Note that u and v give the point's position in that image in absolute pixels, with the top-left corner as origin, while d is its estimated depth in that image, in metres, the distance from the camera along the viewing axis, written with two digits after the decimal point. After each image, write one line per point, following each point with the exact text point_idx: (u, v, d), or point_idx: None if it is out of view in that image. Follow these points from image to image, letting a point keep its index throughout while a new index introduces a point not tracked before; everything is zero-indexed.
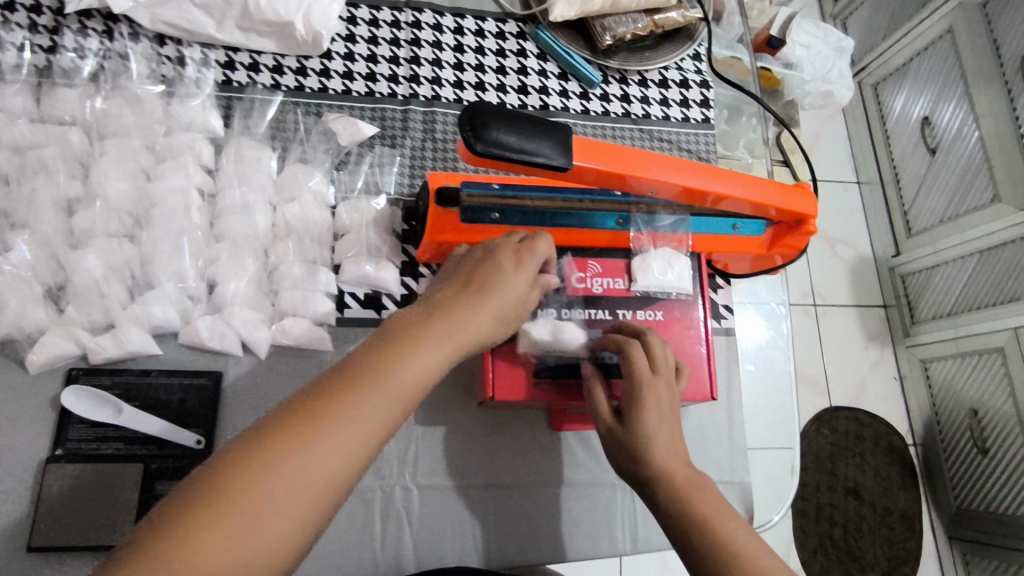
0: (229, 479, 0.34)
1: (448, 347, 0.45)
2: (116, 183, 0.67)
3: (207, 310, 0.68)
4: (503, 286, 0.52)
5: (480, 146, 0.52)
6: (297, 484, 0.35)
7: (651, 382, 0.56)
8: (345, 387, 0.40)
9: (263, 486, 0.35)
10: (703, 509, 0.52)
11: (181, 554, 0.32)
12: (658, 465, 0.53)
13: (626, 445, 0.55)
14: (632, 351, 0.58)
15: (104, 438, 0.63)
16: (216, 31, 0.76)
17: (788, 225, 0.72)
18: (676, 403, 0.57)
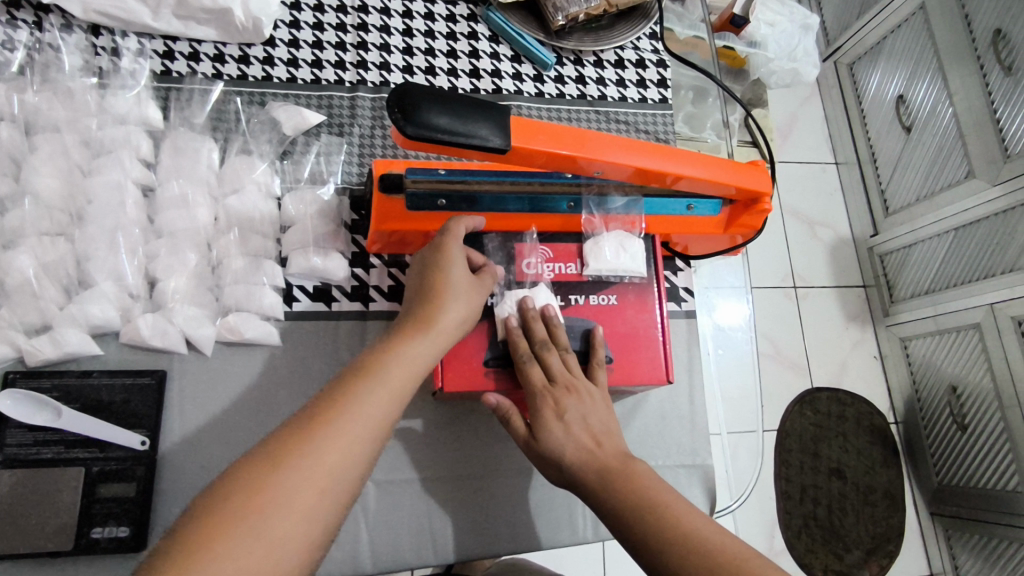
0: (261, 469, 0.41)
1: (429, 348, 0.52)
2: (47, 179, 0.65)
3: (148, 308, 0.66)
4: (443, 273, 0.57)
5: (410, 129, 0.50)
6: (316, 469, 0.41)
7: (546, 395, 0.59)
8: (333, 396, 0.46)
9: (288, 471, 0.41)
10: (648, 495, 0.51)
11: (223, 529, 0.37)
12: (573, 466, 0.55)
13: (546, 460, 0.58)
14: (526, 368, 0.60)
15: (44, 442, 0.60)
16: (151, 20, 0.74)
17: (743, 204, 0.71)
18: (586, 402, 0.59)
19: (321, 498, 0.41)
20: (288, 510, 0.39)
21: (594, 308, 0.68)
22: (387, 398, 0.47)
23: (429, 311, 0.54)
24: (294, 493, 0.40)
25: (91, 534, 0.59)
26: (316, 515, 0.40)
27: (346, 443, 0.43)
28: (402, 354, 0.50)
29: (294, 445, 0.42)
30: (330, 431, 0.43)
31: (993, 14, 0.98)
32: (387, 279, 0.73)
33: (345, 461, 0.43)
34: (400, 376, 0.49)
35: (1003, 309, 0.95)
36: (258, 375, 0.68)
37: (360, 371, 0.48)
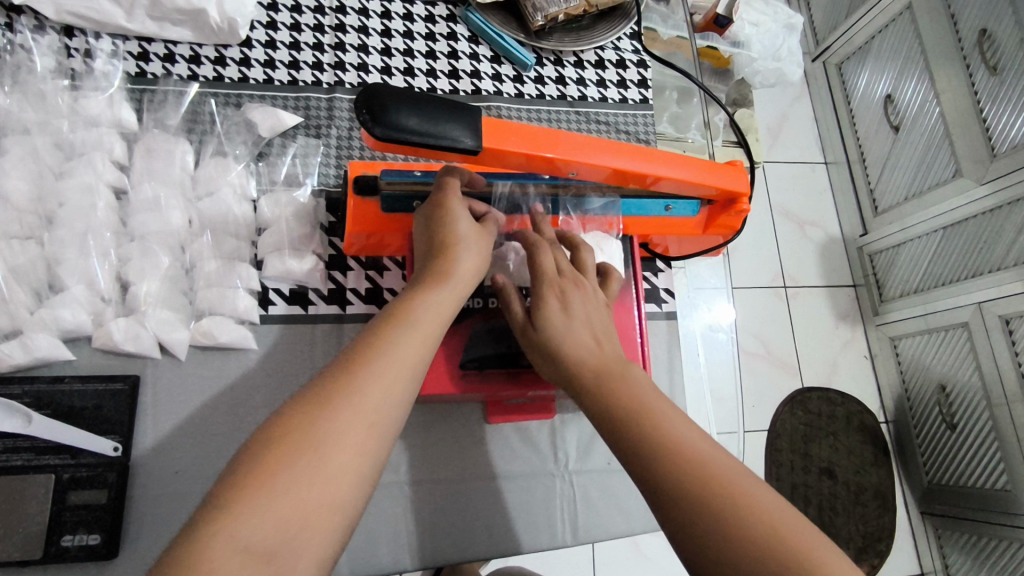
0: (294, 423, 0.38)
1: (448, 294, 0.50)
2: (16, 182, 0.64)
3: (121, 311, 0.65)
4: (452, 224, 0.54)
5: (378, 130, 0.49)
6: (351, 417, 0.39)
7: (553, 284, 0.57)
8: (357, 351, 0.43)
9: (321, 422, 0.38)
10: (631, 395, 0.49)
11: (264, 486, 0.35)
12: (572, 359, 0.53)
13: (540, 350, 0.56)
14: (539, 254, 0.59)
15: (13, 449, 0.59)
16: (126, 21, 0.73)
17: (722, 205, 0.71)
18: (592, 301, 0.57)
19: (367, 444, 0.39)
20: (334, 458, 0.37)
21: None
22: (417, 345, 0.45)
23: (443, 263, 0.52)
24: (337, 441, 0.38)
25: (61, 541, 0.58)
26: (362, 461, 0.38)
27: (385, 389, 0.41)
28: (425, 304, 0.48)
29: (333, 395, 0.40)
30: (366, 379, 0.41)
31: (978, 13, 0.98)
32: (364, 282, 0.73)
33: (385, 406, 0.41)
34: (423, 323, 0.47)
35: (990, 308, 0.96)
36: (232, 380, 0.67)
37: (386, 322, 0.46)
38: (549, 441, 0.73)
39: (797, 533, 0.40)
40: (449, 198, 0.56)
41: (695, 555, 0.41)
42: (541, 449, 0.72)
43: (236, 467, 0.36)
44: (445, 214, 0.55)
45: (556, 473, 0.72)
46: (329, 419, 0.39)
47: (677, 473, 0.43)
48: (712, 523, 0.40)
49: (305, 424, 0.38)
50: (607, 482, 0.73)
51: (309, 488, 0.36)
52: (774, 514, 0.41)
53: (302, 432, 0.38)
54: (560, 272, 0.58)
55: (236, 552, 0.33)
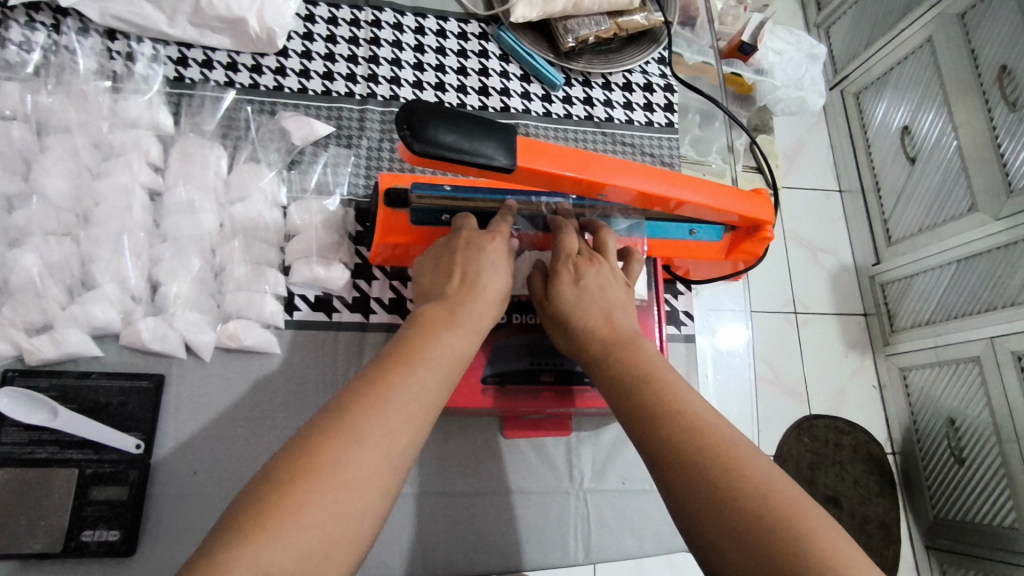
0: (318, 447, 0.37)
1: (472, 330, 0.49)
2: (55, 180, 0.66)
3: (150, 311, 0.66)
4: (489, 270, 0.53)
5: (417, 145, 0.50)
6: (375, 445, 0.38)
7: (569, 260, 0.59)
8: (383, 377, 0.42)
9: (346, 448, 0.37)
10: (638, 359, 0.50)
11: (289, 511, 0.34)
12: (580, 327, 0.54)
13: (554, 321, 0.57)
14: (564, 235, 0.61)
15: (39, 442, 0.60)
16: (168, 27, 0.75)
17: (745, 231, 0.71)
18: (607, 276, 0.58)
19: (387, 482, 0.38)
20: (361, 493, 0.36)
21: None
22: (440, 381, 0.44)
23: (468, 298, 0.50)
24: (361, 473, 0.36)
25: (81, 536, 0.59)
26: (380, 498, 0.37)
27: (409, 425, 0.40)
28: (450, 340, 0.46)
29: (359, 423, 0.38)
30: (392, 413, 0.39)
31: (999, 50, 0.99)
32: (389, 292, 0.74)
33: (407, 442, 0.40)
34: (445, 360, 0.45)
35: (1003, 343, 0.95)
36: (255, 385, 0.68)
37: (410, 352, 0.44)
38: (564, 459, 0.73)
39: (789, 497, 0.39)
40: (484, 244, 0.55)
41: (685, 514, 0.41)
42: (556, 466, 0.73)
43: (258, 492, 0.35)
44: (485, 256, 0.54)
45: (571, 491, 0.72)
46: (355, 449, 0.37)
47: (679, 440, 0.43)
48: (706, 479, 0.41)
49: (329, 456, 0.36)
50: (621, 503, 0.73)
51: (332, 519, 0.34)
52: (771, 478, 0.40)
53: (325, 466, 0.36)
54: (579, 252, 0.60)
55: None
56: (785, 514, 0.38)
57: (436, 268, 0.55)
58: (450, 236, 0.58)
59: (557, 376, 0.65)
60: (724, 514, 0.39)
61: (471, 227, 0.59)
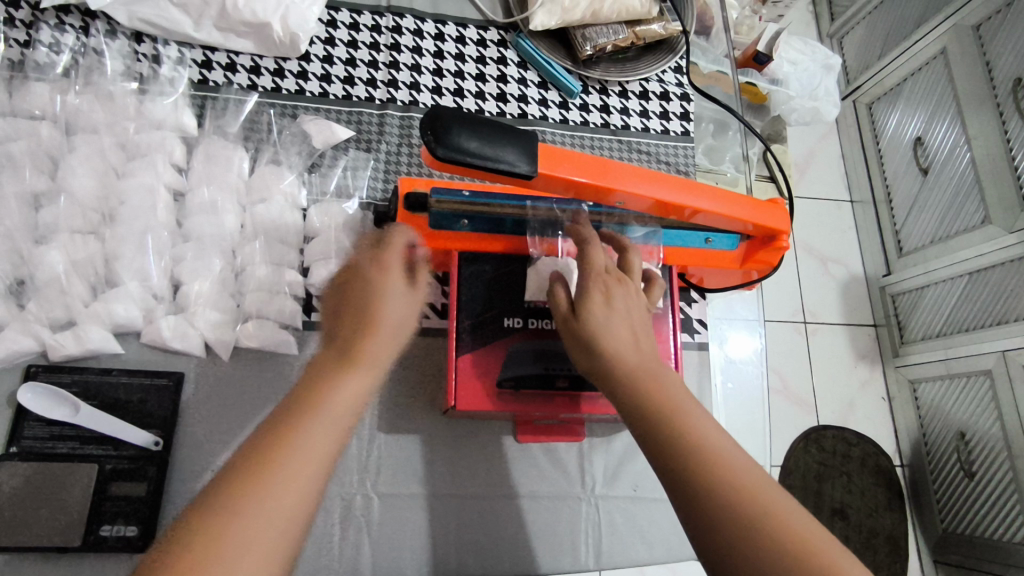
0: (196, 533, 0.36)
1: (371, 366, 0.46)
2: (82, 179, 0.67)
3: (171, 309, 0.67)
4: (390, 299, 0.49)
5: (441, 151, 0.51)
6: (255, 522, 0.37)
7: (599, 279, 0.57)
8: (267, 445, 0.40)
9: (228, 529, 0.36)
10: (658, 388, 0.49)
11: None
12: (604, 345, 0.53)
13: (575, 334, 0.55)
14: (591, 250, 0.60)
15: (59, 437, 0.62)
16: (193, 30, 0.76)
17: (761, 241, 0.72)
18: (632, 297, 0.57)
19: (276, 553, 0.37)
20: (249, 573, 0.36)
21: None
22: (329, 435, 0.42)
23: (364, 334, 0.47)
24: (244, 553, 0.36)
25: (100, 531, 0.60)
26: (272, 571, 0.37)
27: (295, 496, 0.39)
28: (342, 386, 0.44)
29: (238, 504, 0.37)
30: (278, 486, 0.38)
31: (1014, 63, 0.99)
32: None
33: (298, 512, 0.39)
34: (336, 409, 0.43)
35: (1015, 356, 0.95)
36: (272, 384, 0.69)
37: (297, 410, 0.42)
38: (576, 465, 0.73)
39: (812, 535, 0.41)
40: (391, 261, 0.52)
41: (708, 546, 0.41)
42: (568, 471, 0.73)
43: None
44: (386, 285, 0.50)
45: (582, 497, 0.73)
46: (255, 519, 0.37)
47: (708, 468, 0.44)
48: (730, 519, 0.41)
49: (227, 518, 0.37)
50: (632, 509, 0.73)
51: None
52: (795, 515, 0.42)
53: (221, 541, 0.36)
54: (606, 268, 0.59)
55: None
56: (809, 554, 0.39)
57: (337, 291, 0.51)
58: (364, 250, 0.54)
59: (572, 382, 0.65)
60: (745, 566, 0.39)
61: (391, 240, 0.55)
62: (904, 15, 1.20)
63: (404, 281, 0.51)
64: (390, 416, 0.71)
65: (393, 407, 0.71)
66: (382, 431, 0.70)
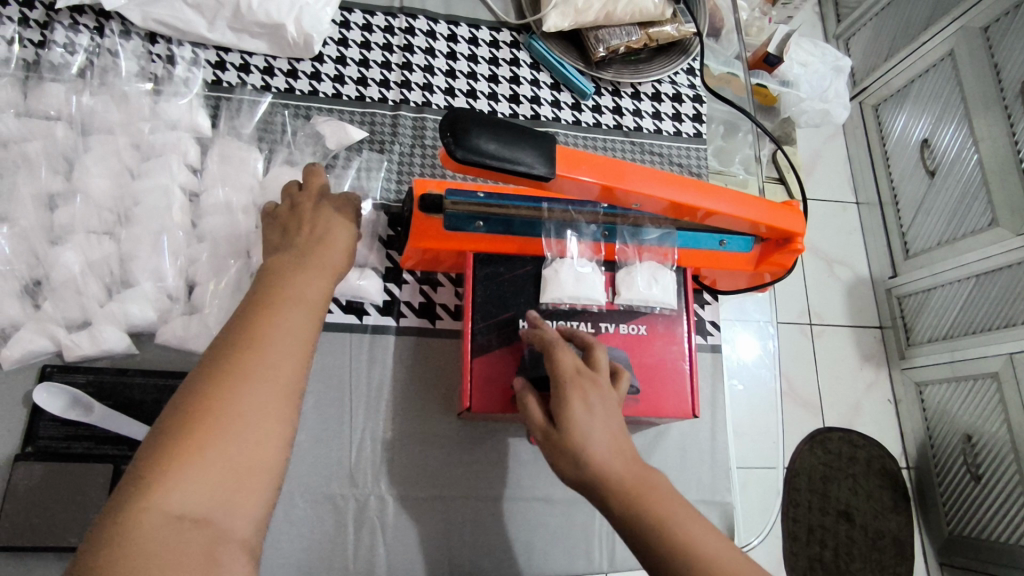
0: (199, 399, 0.41)
1: (325, 274, 0.54)
2: (97, 179, 0.67)
3: (185, 310, 0.67)
4: (329, 232, 0.57)
5: (460, 152, 0.51)
6: (257, 381, 0.43)
7: (573, 383, 0.53)
8: (254, 327, 0.46)
9: (232, 392, 0.42)
10: (660, 509, 0.46)
11: (191, 449, 0.39)
12: (590, 466, 0.49)
13: (559, 453, 0.51)
14: (557, 353, 0.55)
15: (75, 437, 0.62)
16: (207, 31, 0.76)
17: (775, 243, 0.72)
18: (610, 399, 0.53)
19: (281, 409, 0.43)
20: (258, 422, 0.41)
21: (623, 337, 0.68)
22: (304, 320, 0.48)
23: (314, 253, 0.55)
24: (250, 405, 0.42)
25: None
26: (279, 425, 0.42)
27: (284, 364, 0.45)
28: (304, 286, 0.51)
29: (236, 369, 0.43)
30: (268, 352, 0.44)
31: (1021, 65, 0.99)
32: (418, 296, 0.75)
33: (291, 374, 0.45)
34: (305, 302, 0.50)
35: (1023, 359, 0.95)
36: None
37: (270, 301, 0.48)
38: None
39: None
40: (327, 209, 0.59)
41: None
42: None
43: (155, 445, 0.39)
44: (323, 223, 0.58)
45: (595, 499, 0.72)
46: (243, 411, 0.41)
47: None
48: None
49: (225, 397, 0.41)
50: None
51: (233, 448, 0.40)
52: None
53: (209, 435, 0.40)
54: (577, 369, 0.54)
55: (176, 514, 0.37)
56: None
57: (282, 227, 0.58)
58: (270, 209, 0.61)
59: None
60: None
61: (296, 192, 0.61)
62: (912, 16, 1.20)
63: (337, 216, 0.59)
64: (403, 417, 0.71)
65: (407, 408, 0.71)
66: (395, 433, 0.70)
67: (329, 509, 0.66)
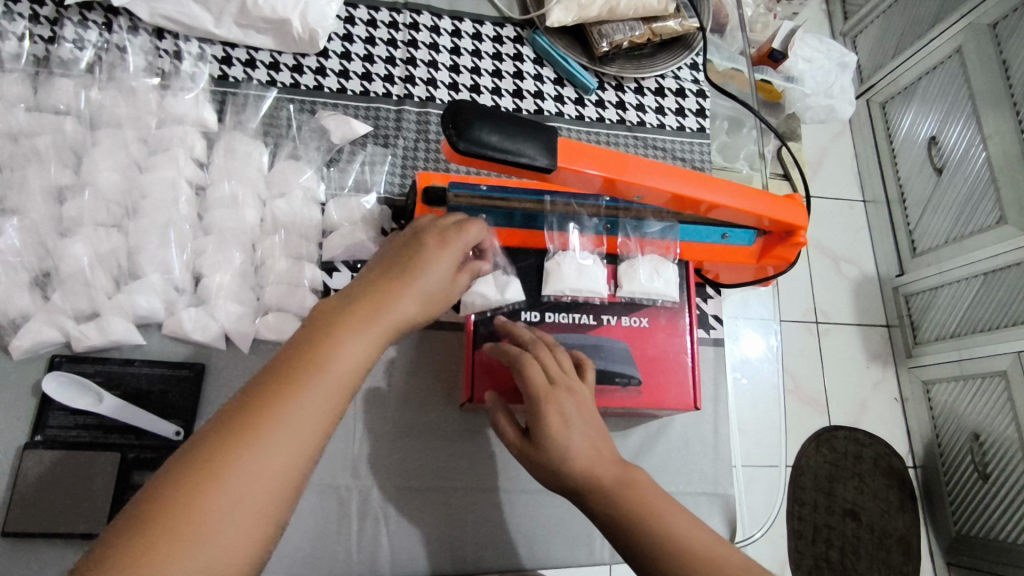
0: (184, 481, 0.34)
1: (381, 328, 0.43)
2: (106, 173, 0.68)
3: (192, 302, 0.68)
4: (400, 286, 0.46)
5: (462, 144, 0.52)
6: (253, 472, 0.35)
7: (549, 397, 0.52)
8: (270, 392, 0.38)
9: (217, 485, 0.34)
10: (639, 499, 0.48)
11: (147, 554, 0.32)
12: (566, 477, 0.50)
13: (540, 467, 0.52)
14: (525, 369, 0.54)
15: (84, 426, 0.63)
16: (213, 26, 0.77)
17: (778, 237, 0.72)
18: (585, 408, 0.53)
19: (266, 512, 0.35)
20: (236, 526, 0.34)
21: (625, 329, 0.68)
22: (329, 397, 0.39)
23: (379, 296, 0.45)
24: (234, 506, 0.34)
25: None
26: (257, 537, 0.35)
27: (286, 452, 0.36)
28: (347, 344, 0.41)
29: (231, 450, 0.35)
30: (270, 435, 0.36)
31: None
32: None
33: (292, 465, 0.36)
34: (339, 368, 0.40)
35: None
36: None
37: (300, 361, 0.39)
38: None
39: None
40: (419, 253, 0.49)
41: None
42: None
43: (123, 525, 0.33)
44: (413, 260, 0.49)
45: None
46: (221, 527, 0.34)
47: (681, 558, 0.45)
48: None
49: (212, 486, 0.34)
50: None
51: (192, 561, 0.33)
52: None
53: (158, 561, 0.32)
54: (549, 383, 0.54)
55: None
56: None
57: (378, 262, 0.50)
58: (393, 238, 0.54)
59: None
60: None
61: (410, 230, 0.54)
62: (919, 12, 1.20)
63: (435, 256, 0.50)
64: (406, 409, 0.71)
65: (409, 400, 0.72)
66: (399, 424, 0.71)
67: (334, 501, 0.67)
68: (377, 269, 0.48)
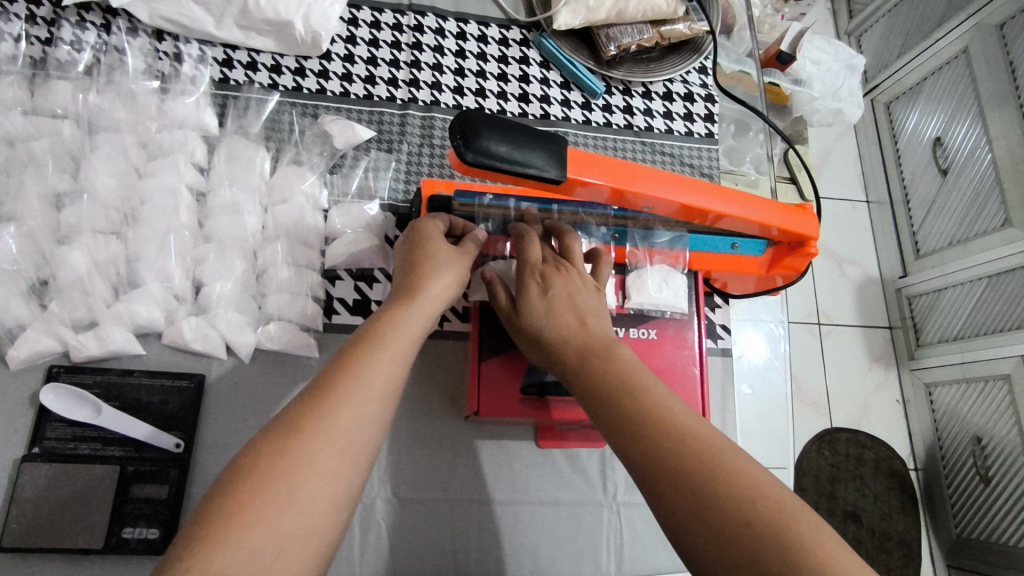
0: (289, 426, 0.39)
1: (426, 307, 0.50)
2: (104, 178, 0.67)
3: (192, 311, 0.67)
4: (432, 274, 0.53)
5: (469, 155, 0.50)
6: (344, 409, 0.40)
7: (536, 270, 0.57)
8: (349, 355, 0.44)
9: (317, 425, 0.39)
10: (620, 367, 0.48)
11: (264, 482, 0.36)
12: (546, 336, 0.53)
13: (529, 338, 0.55)
14: (526, 244, 0.59)
15: (82, 438, 0.61)
16: (214, 28, 0.75)
17: (788, 246, 0.70)
18: (576, 283, 0.56)
19: (357, 448, 0.40)
20: (337, 453, 0.39)
21: (634, 341, 0.67)
22: (398, 357, 0.45)
23: (416, 282, 0.52)
24: (333, 436, 0.39)
25: (122, 533, 0.59)
26: (352, 472, 0.39)
27: (371, 398, 0.42)
28: (401, 320, 0.47)
29: (326, 398, 0.40)
30: (357, 383, 0.42)
31: None
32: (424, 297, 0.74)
33: (375, 409, 0.42)
34: (402, 334, 0.46)
35: None
36: (293, 385, 0.68)
37: (368, 332, 0.46)
38: (598, 472, 0.73)
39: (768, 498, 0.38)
40: (437, 245, 0.56)
41: (665, 499, 0.39)
42: (590, 478, 0.72)
43: (239, 467, 0.37)
44: (441, 252, 0.55)
45: (604, 502, 0.72)
46: (320, 459, 0.38)
47: (648, 426, 0.43)
48: (716, 513, 0.37)
49: (312, 422, 0.39)
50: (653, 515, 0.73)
51: (303, 483, 0.37)
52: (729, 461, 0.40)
53: (271, 488, 0.36)
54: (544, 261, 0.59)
55: (239, 553, 0.33)
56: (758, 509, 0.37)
57: (404, 259, 0.56)
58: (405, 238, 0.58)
59: None
60: (696, 512, 0.38)
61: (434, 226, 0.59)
62: (925, 14, 1.19)
63: (455, 253, 0.56)
64: (410, 419, 0.70)
65: (413, 411, 0.71)
66: (402, 435, 0.70)
67: None
68: (408, 266, 0.54)
